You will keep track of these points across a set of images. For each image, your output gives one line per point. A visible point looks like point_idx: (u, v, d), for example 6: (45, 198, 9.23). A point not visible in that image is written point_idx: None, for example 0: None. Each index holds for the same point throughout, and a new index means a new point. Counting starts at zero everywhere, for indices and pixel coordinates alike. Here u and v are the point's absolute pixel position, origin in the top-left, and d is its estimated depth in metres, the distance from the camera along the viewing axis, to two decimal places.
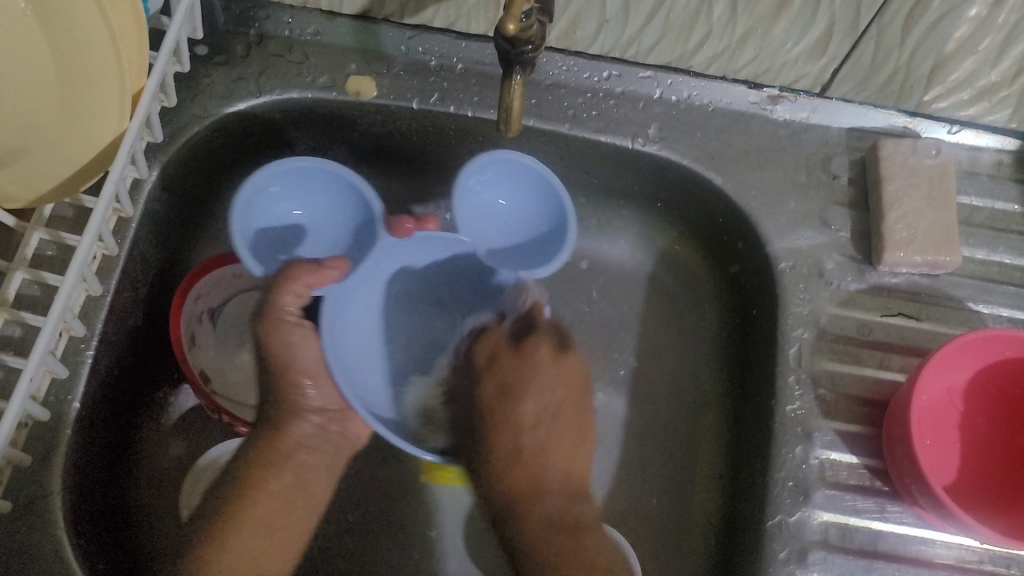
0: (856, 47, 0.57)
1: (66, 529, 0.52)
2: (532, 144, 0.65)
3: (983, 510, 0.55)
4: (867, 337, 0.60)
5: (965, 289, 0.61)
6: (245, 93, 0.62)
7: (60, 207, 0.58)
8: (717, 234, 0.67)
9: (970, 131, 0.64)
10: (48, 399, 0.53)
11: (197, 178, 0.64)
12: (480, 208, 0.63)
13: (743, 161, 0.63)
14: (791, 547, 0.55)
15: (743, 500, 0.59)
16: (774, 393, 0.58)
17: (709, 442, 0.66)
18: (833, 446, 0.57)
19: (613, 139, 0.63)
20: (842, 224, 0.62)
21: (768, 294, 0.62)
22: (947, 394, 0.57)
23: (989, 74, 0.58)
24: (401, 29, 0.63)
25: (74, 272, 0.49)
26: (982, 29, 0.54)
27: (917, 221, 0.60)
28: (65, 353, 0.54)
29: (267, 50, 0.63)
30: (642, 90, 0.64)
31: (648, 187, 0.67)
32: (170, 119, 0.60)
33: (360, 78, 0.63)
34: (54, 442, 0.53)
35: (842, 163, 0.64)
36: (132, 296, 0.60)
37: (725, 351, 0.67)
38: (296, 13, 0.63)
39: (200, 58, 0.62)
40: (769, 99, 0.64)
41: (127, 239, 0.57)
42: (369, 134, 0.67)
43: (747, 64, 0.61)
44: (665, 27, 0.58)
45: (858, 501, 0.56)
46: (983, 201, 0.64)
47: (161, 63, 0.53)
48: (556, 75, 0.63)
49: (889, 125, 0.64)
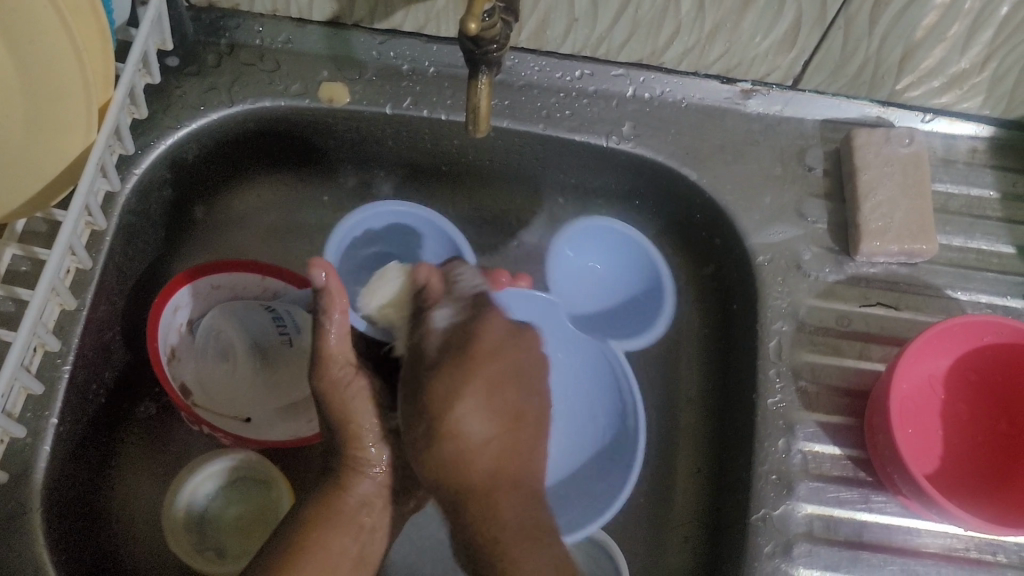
0: (825, 38, 0.57)
1: (46, 546, 0.52)
2: (507, 146, 0.65)
3: (968, 496, 0.55)
4: (847, 328, 0.60)
5: (944, 276, 0.61)
6: (217, 103, 0.62)
7: (32, 222, 0.57)
8: (695, 230, 0.67)
9: (944, 119, 0.64)
10: (25, 416, 0.53)
11: (173, 190, 0.64)
12: (575, 271, 0.66)
13: (719, 155, 0.63)
14: (776, 540, 0.54)
15: (727, 496, 0.59)
16: (755, 386, 0.58)
17: (694, 438, 0.65)
18: (816, 438, 0.57)
19: (588, 138, 0.63)
20: (818, 215, 0.62)
21: (747, 288, 0.62)
22: (929, 381, 0.57)
23: (959, 62, 0.58)
24: (372, 35, 0.63)
25: (45, 285, 0.49)
26: (949, 16, 0.54)
27: (892, 210, 0.60)
28: (41, 368, 0.54)
29: (239, 60, 0.63)
30: (615, 88, 0.64)
31: (625, 185, 0.67)
32: (142, 131, 0.60)
33: (333, 85, 0.63)
34: (32, 459, 0.52)
35: (817, 155, 0.64)
36: (109, 310, 0.59)
37: (709, 347, 0.66)
38: (266, 22, 0.63)
39: (172, 69, 0.62)
40: (742, 93, 0.64)
41: (101, 252, 0.57)
42: (344, 141, 0.67)
43: (718, 59, 0.61)
44: (634, 25, 0.58)
45: (842, 491, 0.56)
46: (959, 188, 0.64)
47: (128, 74, 0.53)
48: (528, 76, 0.63)
49: (862, 116, 0.64)
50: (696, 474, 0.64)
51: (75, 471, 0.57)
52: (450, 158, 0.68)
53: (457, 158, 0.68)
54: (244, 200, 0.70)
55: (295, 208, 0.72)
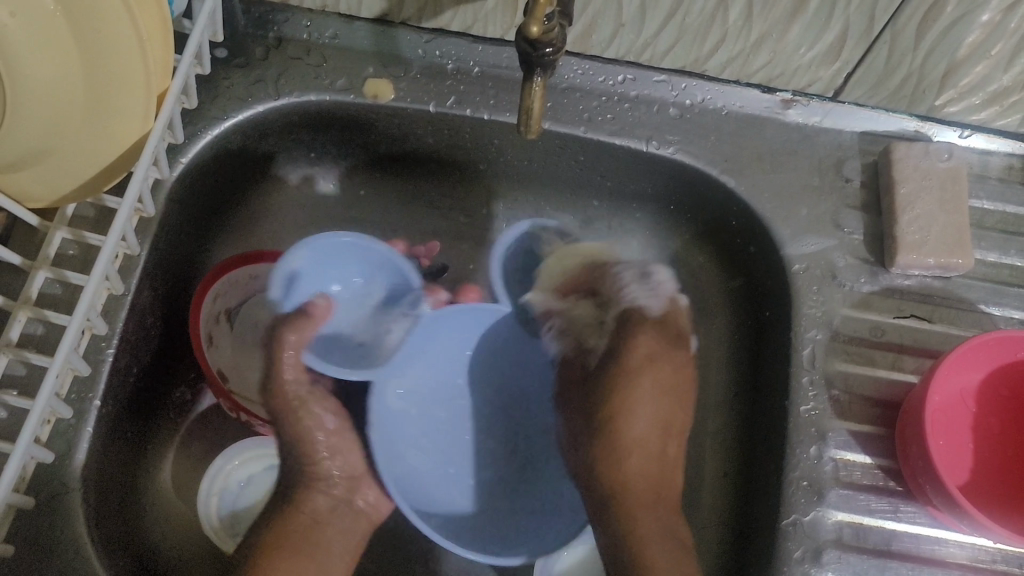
0: (869, 52, 0.58)
1: (87, 527, 0.53)
2: (547, 147, 0.66)
3: (998, 510, 0.55)
4: (880, 339, 0.61)
5: (978, 291, 0.62)
6: (263, 95, 0.63)
7: (81, 207, 0.58)
8: (730, 237, 0.67)
9: (981, 135, 0.65)
10: (70, 396, 0.54)
11: (216, 180, 0.65)
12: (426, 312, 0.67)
13: (757, 163, 0.64)
14: (805, 547, 0.55)
15: (756, 501, 0.60)
16: (787, 393, 0.59)
17: (723, 442, 0.66)
18: (847, 446, 0.58)
19: (628, 142, 0.64)
20: (855, 226, 0.63)
21: (781, 295, 0.62)
22: (960, 395, 0.58)
23: (1001, 79, 0.59)
24: (419, 33, 0.64)
25: (98, 272, 0.49)
26: (995, 34, 0.55)
27: (929, 224, 0.60)
28: (88, 350, 0.55)
29: (286, 53, 0.64)
30: (657, 93, 0.64)
31: (661, 191, 0.68)
32: (190, 121, 0.61)
33: (377, 81, 0.64)
34: (75, 440, 0.53)
35: (855, 167, 0.64)
36: (151, 296, 0.60)
37: (739, 352, 0.67)
38: (315, 17, 0.64)
39: (220, 61, 0.63)
40: (782, 103, 0.65)
41: (148, 238, 0.58)
42: (385, 138, 0.68)
43: (761, 68, 0.62)
44: (681, 31, 0.59)
45: (872, 500, 0.57)
46: (994, 204, 0.64)
47: (184, 66, 0.54)
48: (572, 78, 0.64)
49: (901, 129, 0.65)
50: (721, 478, 0.65)
51: (115, 454, 0.58)
52: (490, 156, 0.69)
53: (496, 156, 0.69)
54: (283, 193, 0.71)
55: (332, 203, 0.73)
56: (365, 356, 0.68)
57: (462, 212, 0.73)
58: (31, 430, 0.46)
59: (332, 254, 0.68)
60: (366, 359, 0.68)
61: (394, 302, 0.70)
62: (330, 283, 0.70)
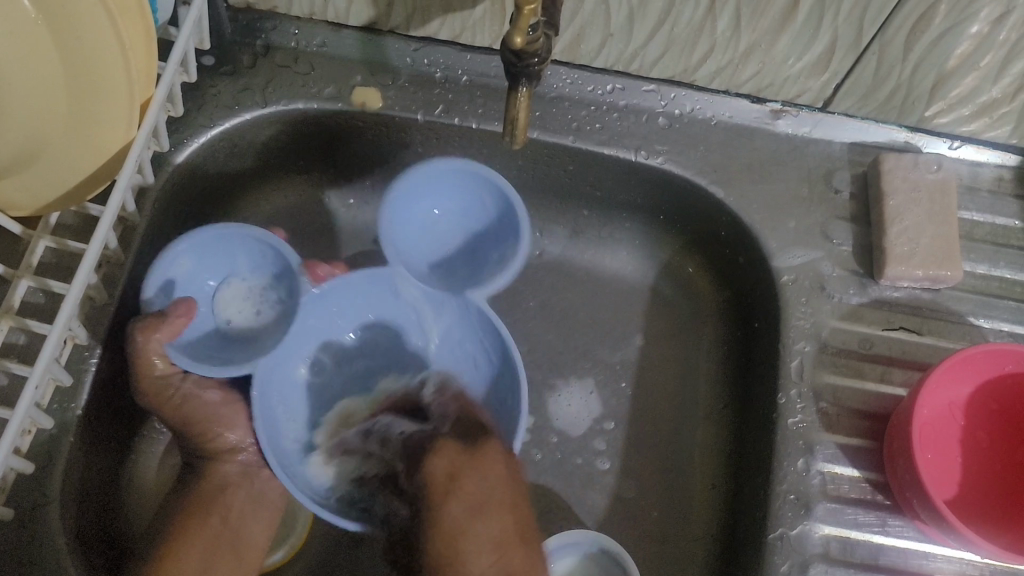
0: (858, 63, 0.58)
1: (66, 538, 0.52)
2: (536, 157, 0.66)
3: (986, 524, 0.55)
4: (869, 351, 0.60)
5: (967, 303, 0.62)
6: (251, 103, 0.62)
7: (66, 215, 0.58)
8: (719, 247, 0.67)
9: (971, 146, 0.65)
10: (52, 406, 0.53)
11: (202, 188, 0.65)
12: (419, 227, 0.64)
13: (746, 174, 0.64)
14: (792, 560, 0.55)
15: (744, 515, 0.59)
16: (775, 406, 0.59)
17: (711, 453, 0.66)
18: (835, 459, 0.57)
19: (617, 152, 0.64)
20: (843, 238, 0.62)
21: (770, 306, 0.62)
22: (949, 408, 0.57)
23: (991, 90, 0.59)
24: (407, 41, 0.64)
25: (79, 280, 0.49)
26: (984, 46, 0.55)
27: (918, 236, 0.60)
28: (70, 360, 0.54)
29: (273, 61, 0.63)
30: (646, 103, 0.64)
31: (650, 200, 0.68)
32: (176, 129, 0.61)
33: (366, 90, 0.64)
34: (56, 451, 0.53)
35: (844, 178, 0.64)
36: (136, 305, 0.60)
37: (728, 362, 0.67)
38: (302, 25, 0.64)
39: (207, 68, 0.63)
40: (771, 113, 0.64)
41: (132, 247, 0.57)
42: (373, 146, 0.68)
43: (750, 78, 0.61)
44: (669, 41, 0.59)
45: (860, 514, 0.57)
46: (983, 216, 0.64)
47: (169, 74, 0.53)
48: (560, 88, 0.64)
49: (890, 140, 0.65)
50: (709, 491, 0.65)
51: (96, 463, 0.57)
52: (479, 164, 0.69)
53: (484, 163, 0.68)
54: (270, 199, 0.71)
55: (320, 210, 0.72)
56: (239, 350, 0.60)
57: None
58: (10, 440, 0.45)
59: (211, 245, 0.60)
60: (235, 350, 0.60)
61: (272, 287, 0.62)
62: (208, 280, 0.61)
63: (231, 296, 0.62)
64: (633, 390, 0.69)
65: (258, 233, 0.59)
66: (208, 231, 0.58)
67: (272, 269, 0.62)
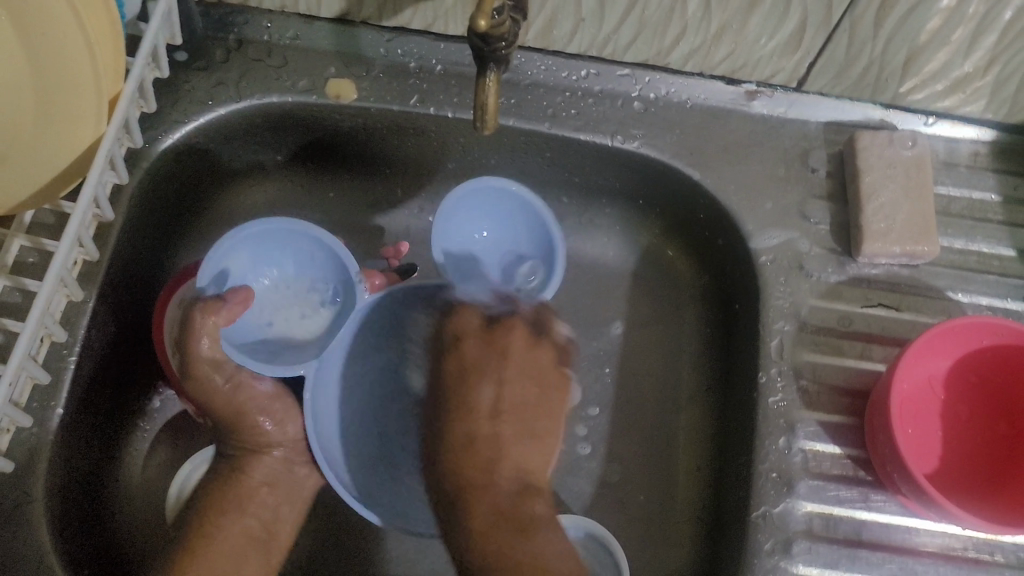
0: (830, 40, 0.58)
1: (50, 536, 0.52)
2: (513, 144, 0.66)
3: (972, 496, 0.55)
4: (848, 328, 0.60)
5: (945, 278, 0.62)
6: (224, 98, 0.62)
7: (40, 214, 0.58)
8: (699, 230, 0.67)
9: (946, 123, 0.65)
10: (31, 405, 0.53)
11: (179, 184, 0.64)
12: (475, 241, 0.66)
13: (722, 155, 0.64)
14: (776, 538, 0.55)
15: (728, 495, 0.59)
16: (756, 386, 0.59)
17: (695, 435, 0.66)
18: (816, 437, 0.58)
19: (593, 137, 0.64)
20: (821, 217, 0.63)
21: (749, 287, 0.62)
22: (928, 383, 0.58)
23: (963, 65, 0.59)
24: (380, 32, 0.64)
25: (52, 276, 0.49)
26: (953, 20, 0.55)
27: (894, 212, 0.60)
28: (48, 359, 0.54)
29: (247, 55, 0.63)
30: (621, 87, 0.64)
31: (628, 184, 0.68)
32: (149, 125, 0.60)
33: (340, 82, 0.63)
34: (37, 450, 0.52)
35: (821, 157, 0.64)
36: (115, 302, 0.59)
37: (710, 344, 0.67)
38: (275, 18, 0.63)
39: (180, 64, 0.62)
40: (747, 95, 0.64)
41: (108, 244, 0.57)
42: (350, 138, 0.67)
43: (724, 59, 0.61)
44: (641, 24, 0.58)
45: (841, 490, 0.57)
46: (960, 190, 0.64)
47: (138, 69, 0.53)
48: (535, 74, 0.64)
49: (865, 118, 0.65)
50: (694, 474, 0.65)
51: (79, 462, 0.57)
52: (456, 153, 0.68)
53: (462, 152, 0.68)
54: (249, 194, 0.71)
55: (298, 204, 0.72)
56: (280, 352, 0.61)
57: (430, 212, 0.73)
58: None
59: (270, 242, 0.61)
60: (288, 351, 0.61)
61: (313, 295, 0.64)
62: (262, 273, 0.63)
63: (295, 297, 0.64)
64: (616, 375, 0.69)
65: (310, 230, 0.61)
66: (277, 222, 0.60)
67: (319, 273, 0.64)
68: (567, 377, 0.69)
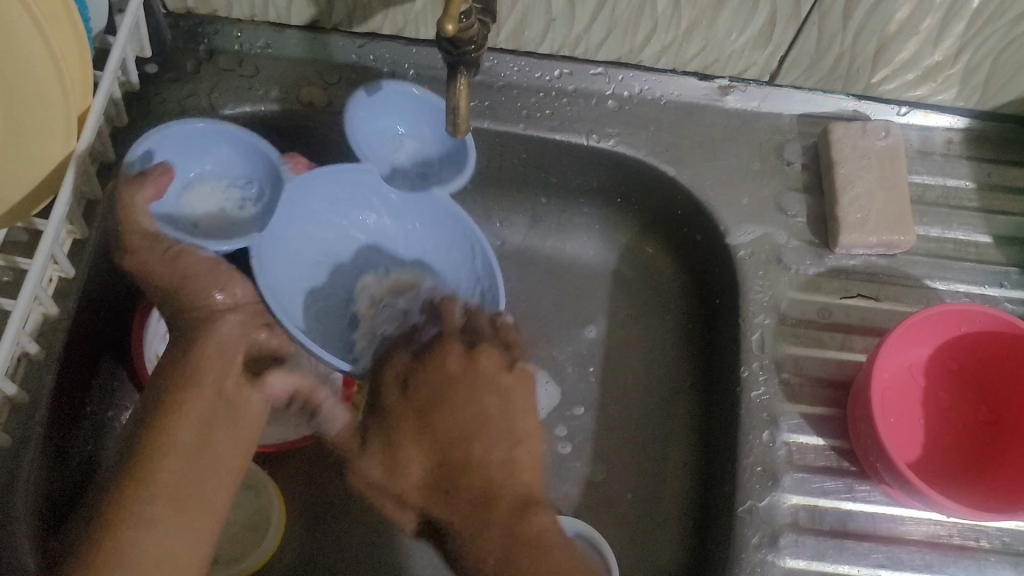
0: (800, 34, 0.58)
1: (33, 556, 0.51)
2: (489, 146, 0.65)
3: (955, 484, 0.55)
4: (828, 320, 0.61)
5: (922, 266, 0.62)
6: (197, 109, 0.62)
7: (14, 232, 0.57)
8: (677, 226, 0.67)
9: (919, 112, 0.65)
10: (11, 425, 0.52)
11: None
12: (378, 133, 0.62)
13: (697, 152, 0.64)
14: (762, 532, 0.55)
15: (714, 490, 0.59)
16: (738, 380, 0.59)
17: (680, 432, 0.66)
18: (800, 429, 0.58)
19: (568, 137, 0.63)
20: (798, 209, 0.63)
21: (728, 281, 0.62)
22: (909, 371, 0.58)
23: (933, 54, 0.59)
24: (352, 38, 0.63)
25: (26, 293, 0.48)
26: (922, 9, 0.55)
27: (870, 203, 0.61)
28: (27, 378, 0.53)
29: (218, 65, 0.63)
30: (594, 86, 0.64)
31: (605, 183, 0.68)
32: (122, 139, 0.60)
33: (313, 89, 0.63)
34: (17, 470, 0.52)
35: (795, 149, 0.64)
36: (92, 319, 0.59)
37: (692, 340, 0.67)
38: (245, 27, 0.63)
39: (151, 76, 0.62)
40: (720, 90, 0.64)
41: (84, 260, 0.57)
42: (325, 145, 0.67)
43: (695, 56, 0.61)
44: (612, 23, 0.59)
45: (826, 481, 0.57)
46: (935, 178, 0.64)
47: (106, 82, 0.53)
48: (508, 76, 0.64)
49: (839, 110, 0.65)
50: (682, 469, 0.65)
51: (62, 481, 0.57)
52: None
53: None
54: None
55: None
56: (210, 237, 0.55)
57: None
58: None
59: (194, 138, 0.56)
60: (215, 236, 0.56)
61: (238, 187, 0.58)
62: (188, 165, 0.57)
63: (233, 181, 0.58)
64: (600, 374, 0.69)
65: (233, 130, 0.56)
66: (196, 126, 0.55)
67: (245, 170, 0.58)
68: (547, 378, 0.68)
